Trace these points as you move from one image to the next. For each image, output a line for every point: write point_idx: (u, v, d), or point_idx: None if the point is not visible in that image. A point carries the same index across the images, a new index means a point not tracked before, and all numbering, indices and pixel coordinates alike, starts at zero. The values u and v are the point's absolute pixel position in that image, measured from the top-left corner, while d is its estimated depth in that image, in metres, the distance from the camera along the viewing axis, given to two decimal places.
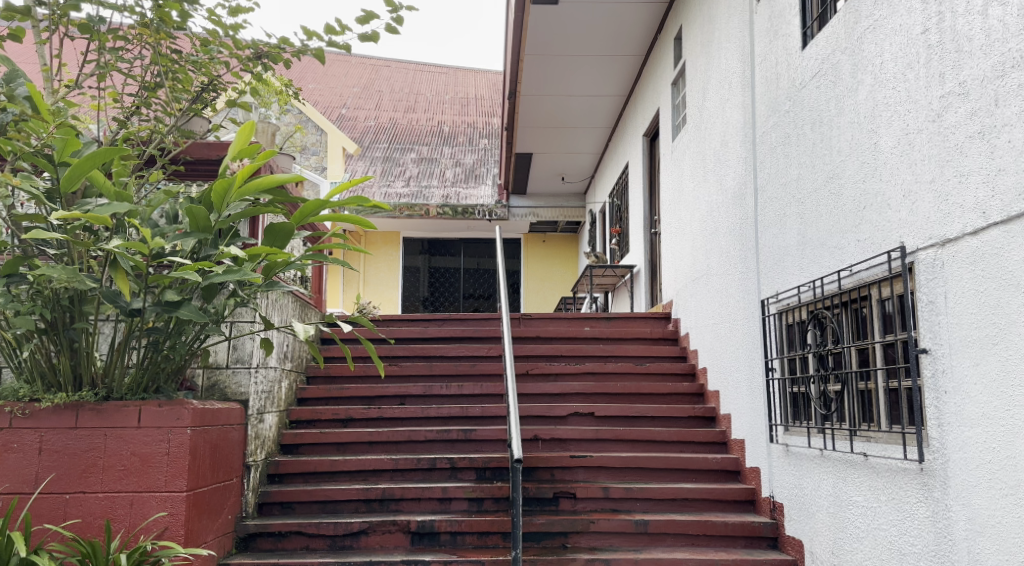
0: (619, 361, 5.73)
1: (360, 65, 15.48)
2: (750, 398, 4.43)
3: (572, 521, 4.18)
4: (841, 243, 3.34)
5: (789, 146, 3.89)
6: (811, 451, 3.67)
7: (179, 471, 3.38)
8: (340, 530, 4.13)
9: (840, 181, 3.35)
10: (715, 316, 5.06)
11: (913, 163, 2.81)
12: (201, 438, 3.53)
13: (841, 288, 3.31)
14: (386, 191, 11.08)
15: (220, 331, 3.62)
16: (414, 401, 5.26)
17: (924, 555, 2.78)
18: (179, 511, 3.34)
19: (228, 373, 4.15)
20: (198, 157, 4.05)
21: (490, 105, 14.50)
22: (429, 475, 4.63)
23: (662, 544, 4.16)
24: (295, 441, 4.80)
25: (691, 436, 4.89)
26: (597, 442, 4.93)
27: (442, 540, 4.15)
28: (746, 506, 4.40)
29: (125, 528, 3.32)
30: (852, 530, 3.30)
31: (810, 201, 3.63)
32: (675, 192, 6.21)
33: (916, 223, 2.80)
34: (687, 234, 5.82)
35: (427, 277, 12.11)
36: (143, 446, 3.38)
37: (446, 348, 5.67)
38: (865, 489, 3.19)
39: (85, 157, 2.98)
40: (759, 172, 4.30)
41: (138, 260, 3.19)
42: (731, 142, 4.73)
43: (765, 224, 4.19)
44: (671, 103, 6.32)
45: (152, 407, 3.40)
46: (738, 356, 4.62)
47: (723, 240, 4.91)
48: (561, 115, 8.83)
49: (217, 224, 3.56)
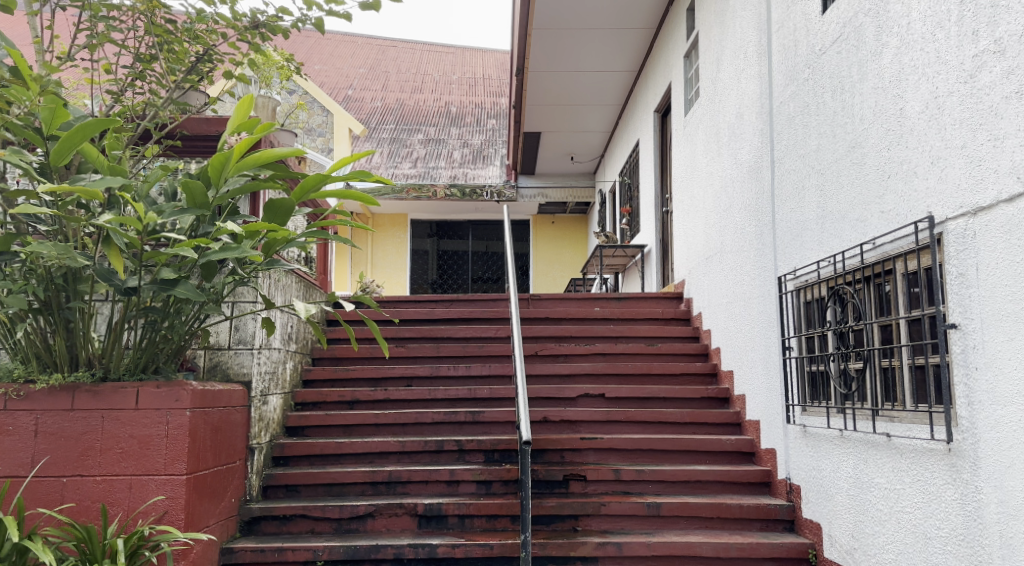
0: (631, 341, 5.61)
1: (366, 45, 15.31)
2: (766, 378, 4.31)
3: (582, 504, 4.08)
4: (863, 215, 3.21)
5: (808, 116, 3.75)
6: (830, 432, 3.54)
7: (178, 454, 3.29)
8: (346, 513, 4.04)
9: (862, 150, 3.21)
10: (729, 294, 4.94)
11: (942, 128, 2.67)
12: (201, 420, 3.44)
13: (864, 262, 3.18)
14: (393, 171, 11.00)
15: (220, 311, 3.52)
16: (421, 383, 5.16)
17: (951, 539, 2.66)
18: (180, 495, 3.26)
19: (230, 353, 4.06)
20: (198, 133, 3.88)
21: (497, 85, 14.31)
22: (436, 457, 4.54)
23: (675, 527, 4.06)
24: (300, 423, 4.71)
25: (704, 417, 4.77)
26: (608, 423, 4.82)
27: (450, 524, 4.06)
28: (762, 488, 4.28)
29: (124, 512, 3.24)
30: (873, 514, 3.18)
31: (830, 172, 3.49)
32: (687, 168, 6.07)
33: (945, 191, 2.67)
34: (700, 211, 5.66)
35: (436, 260, 12.01)
36: (141, 429, 3.29)
37: (454, 329, 5.56)
38: (888, 471, 3.06)
39: (75, 128, 2.87)
40: (776, 143, 4.15)
41: (132, 236, 3.11)
42: (747, 114, 4.58)
43: (783, 198, 4.05)
44: (684, 77, 6.15)
45: (150, 389, 3.30)
46: (753, 336, 4.49)
47: (738, 215, 4.77)
48: (570, 92, 8.67)
49: (215, 201, 3.46)
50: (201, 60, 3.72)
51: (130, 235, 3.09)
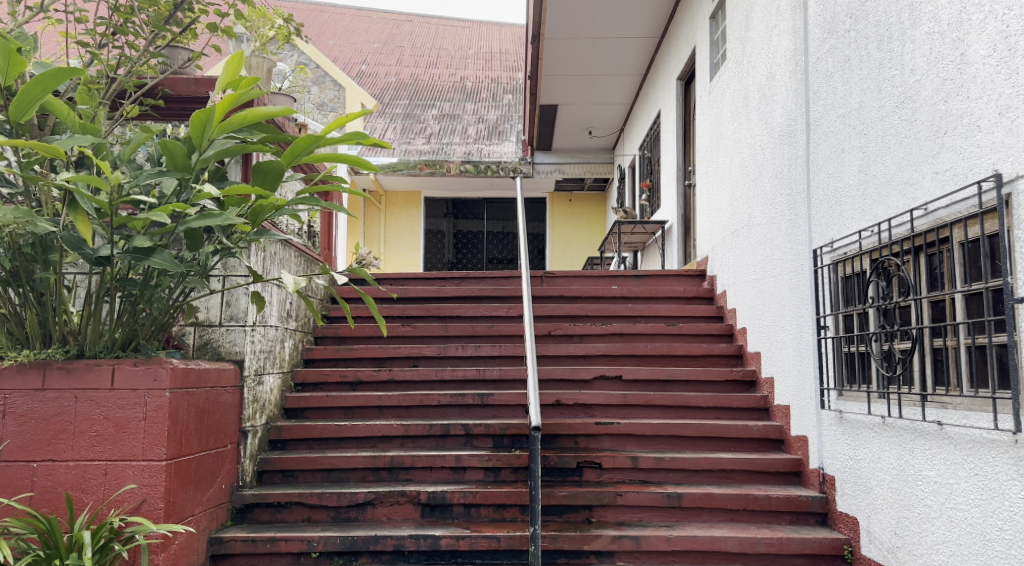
0: (650, 321, 5.30)
1: (382, 20, 14.95)
2: (797, 360, 3.99)
3: (597, 494, 3.79)
4: (913, 176, 2.88)
5: (848, 71, 3.43)
6: (871, 418, 3.23)
7: (158, 437, 3.03)
8: (344, 501, 3.77)
9: (913, 104, 2.89)
10: (756, 270, 4.61)
11: (1014, 72, 2.33)
12: (183, 401, 3.18)
13: (914, 231, 2.86)
14: (406, 147, 10.64)
15: (204, 284, 3.25)
16: (428, 363, 4.89)
17: (1016, 543, 2.34)
18: (158, 482, 3.00)
19: (221, 331, 3.80)
20: (185, 94, 3.65)
21: (514, 60, 13.94)
22: (442, 442, 4.26)
23: (697, 519, 3.76)
24: (299, 405, 4.45)
25: (729, 402, 4.46)
26: (625, 407, 4.52)
27: (455, 514, 3.78)
28: (791, 478, 3.97)
29: (96, 500, 2.98)
30: (920, 509, 2.88)
31: (875, 131, 3.18)
32: (712, 136, 5.72)
33: (1015, 145, 2.34)
34: (726, 182, 5.31)
35: (452, 240, 11.71)
36: (117, 410, 3.03)
37: (463, 307, 5.28)
38: (939, 462, 2.75)
39: (33, 81, 2.60)
40: (813, 104, 3.83)
41: (100, 199, 2.85)
42: (779, 73, 4.24)
43: (819, 163, 3.73)
44: (709, 39, 5.79)
45: (126, 367, 3.04)
46: (784, 316, 4.17)
47: (768, 185, 4.43)
48: (588, 61, 8.32)
49: (198, 163, 3.20)
50: (182, 9, 3.43)
51: (97, 198, 2.83)
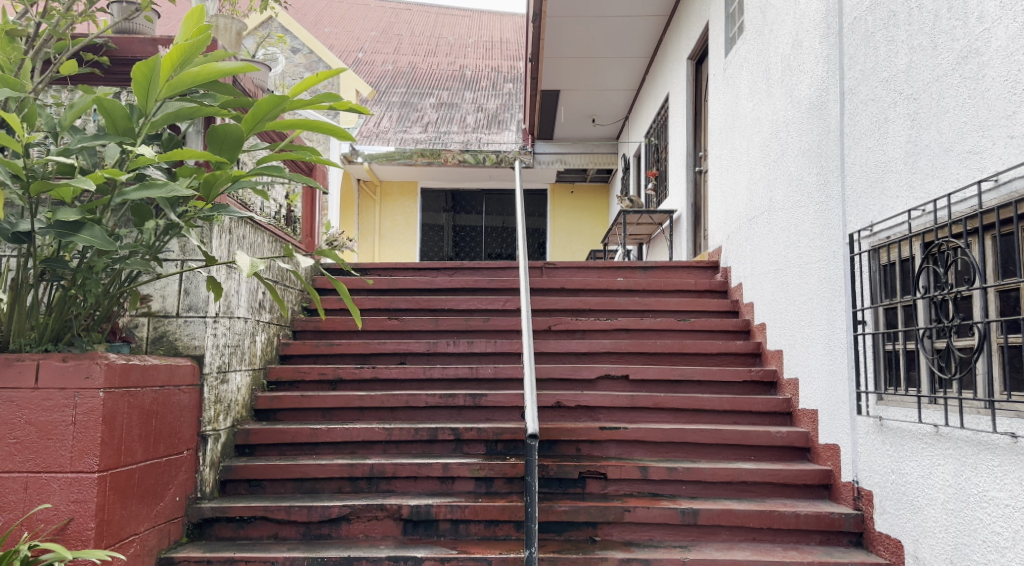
0: (659, 316, 4.86)
1: (380, 8, 14.44)
2: (827, 361, 3.54)
3: (602, 509, 3.35)
4: (980, 143, 2.45)
5: (893, 28, 2.99)
6: (921, 427, 2.78)
7: (89, 445, 2.59)
8: (315, 516, 3.33)
9: (980, 59, 2.44)
10: (778, 260, 4.17)
11: None
12: (122, 403, 2.73)
13: (981, 206, 2.42)
14: (403, 135, 10.09)
15: (149, 267, 2.81)
16: (416, 360, 4.44)
17: None
18: (89, 498, 2.56)
19: (178, 323, 3.36)
20: (140, 55, 3.24)
21: (515, 48, 13.47)
22: (429, 448, 3.82)
23: (715, 539, 3.31)
24: (271, 406, 4.00)
25: (747, 405, 4.01)
26: (632, 411, 4.07)
27: (441, 531, 3.34)
28: (820, 491, 3.52)
29: (12, 519, 2.55)
30: (985, 537, 2.43)
31: (928, 94, 2.74)
32: (727, 116, 5.26)
33: None
34: (743, 164, 4.86)
35: (451, 235, 11.24)
36: (42, 413, 2.59)
37: (455, 300, 4.84)
38: (1011, 482, 2.32)
39: None
40: (848, 71, 3.37)
41: (14, 163, 2.41)
42: (807, 39, 3.80)
43: (855, 136, 3.29)
44: (725, 12, 5.33)
45: (54, 362, 2.60)
46: (811, 311, 3.73)
47: (792, 163, 3.98)
48: (592, 42, 7.86)
49: (143, 128, 2.78)
50: None
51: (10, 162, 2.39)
